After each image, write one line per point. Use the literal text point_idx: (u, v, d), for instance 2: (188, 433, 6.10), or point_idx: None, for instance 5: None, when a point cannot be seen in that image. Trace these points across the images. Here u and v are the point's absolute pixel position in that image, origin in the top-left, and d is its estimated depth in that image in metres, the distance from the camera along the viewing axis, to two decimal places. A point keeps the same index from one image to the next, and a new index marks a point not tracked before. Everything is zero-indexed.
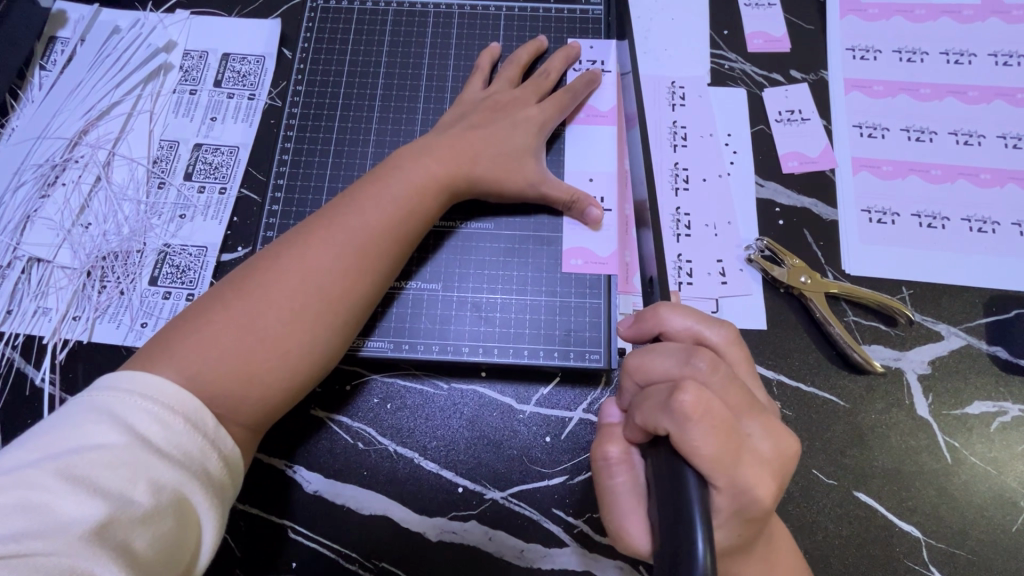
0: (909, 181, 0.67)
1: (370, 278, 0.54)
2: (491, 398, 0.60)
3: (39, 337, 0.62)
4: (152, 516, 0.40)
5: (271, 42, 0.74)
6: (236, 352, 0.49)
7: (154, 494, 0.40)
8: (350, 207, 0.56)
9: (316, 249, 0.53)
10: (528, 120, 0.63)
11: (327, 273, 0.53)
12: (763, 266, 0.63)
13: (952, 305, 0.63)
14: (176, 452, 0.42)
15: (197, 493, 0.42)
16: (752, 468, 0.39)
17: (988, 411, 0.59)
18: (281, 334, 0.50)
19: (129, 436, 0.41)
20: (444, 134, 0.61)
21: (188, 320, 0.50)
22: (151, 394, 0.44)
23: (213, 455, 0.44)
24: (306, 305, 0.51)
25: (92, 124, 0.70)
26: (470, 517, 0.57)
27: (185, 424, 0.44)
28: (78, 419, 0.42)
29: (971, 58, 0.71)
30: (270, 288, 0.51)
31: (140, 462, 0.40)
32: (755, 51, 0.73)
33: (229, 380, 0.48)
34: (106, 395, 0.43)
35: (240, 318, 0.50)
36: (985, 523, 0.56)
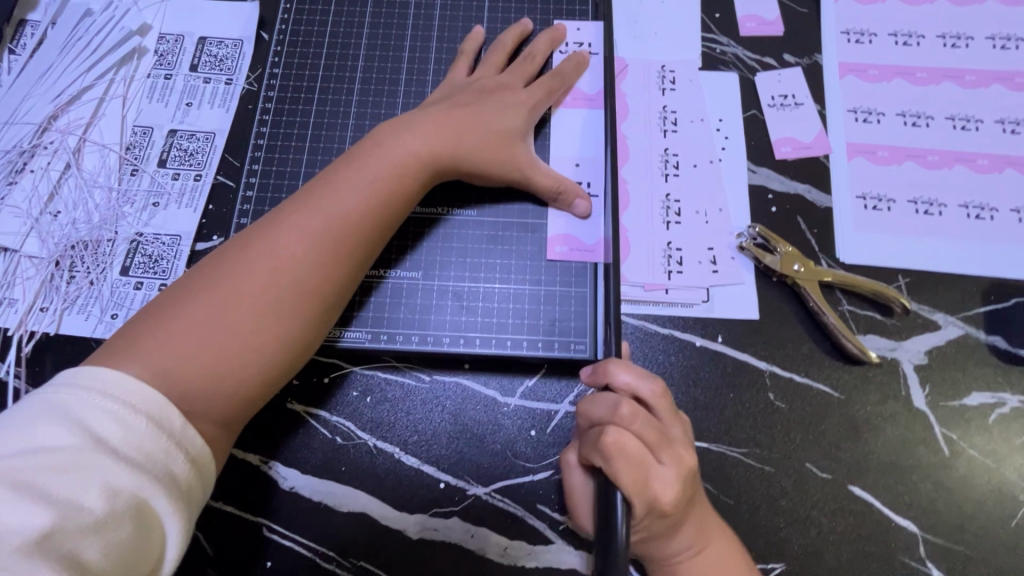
0: (905, 167, 0.65)
1: (345, 266, 0.52)
2: (474, 391, 0.58)
3: (5, 330, 0.59)
4: (106, 523, 0.39)
5: (249, 25, 0.72)
6: (206, 348, 0.47)
7: (108, 499, 0.39)
8: (322, 191, 0.53)
9: (289, 237, 0.51)
10: (513, 103, 0.61)
11: (300, 262, 0.50)
12: (755, 254, 0.61)
13: (950, 293, 0.61)
14: (136, 455, 0.41)
15: (157, 498, 0.41)
16: (660, 489, 0.47)
17: (986, 402, 0.58)
18: (254, 326, 0.48)
19: (86, 437, 0.40)
20: (424, 115, 0.59)
21: (153, 316, 0.48)
22: (112, 391, 0.42)
23: (179, 456, 0.43)
24: (277, 296, 0.49)
25: (62, 109, 0.67)
26: (452, 514, 0.55)
27: (149, 424, 0.42)
28: (35, 417, 0.40)
29: (968, 41, 0.69)
30: (241, 279, 0.49)
31: (95, 467, 0.39)
32: (747, 34, 0.71)
33: (200, 376, 0.46)
34: (63, 393, 0.41)
35: (209, 311, 0.48)
36: (984, 517, 0.55)
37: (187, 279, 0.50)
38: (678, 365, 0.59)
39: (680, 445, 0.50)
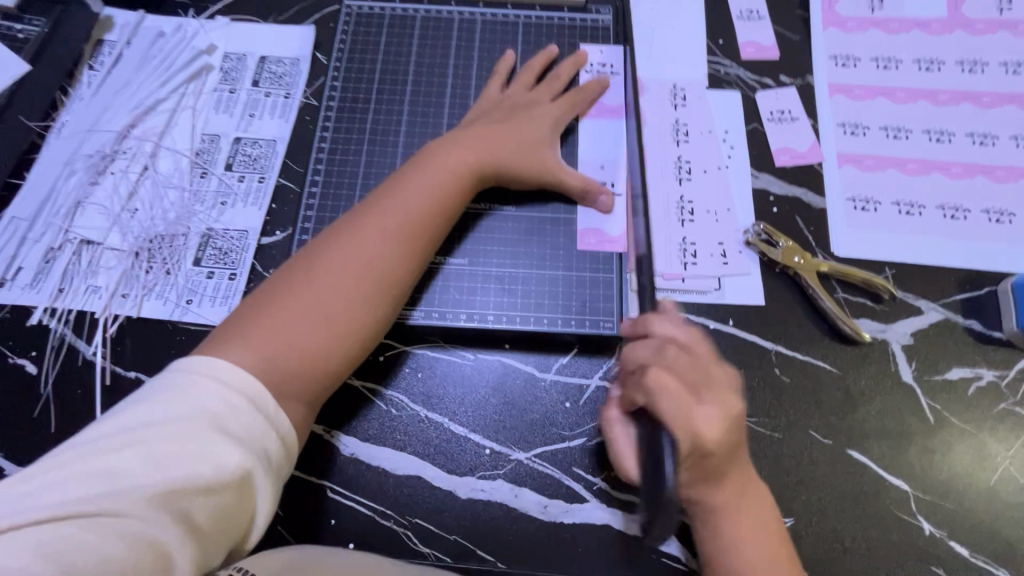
0: (888, 173, 0.74)
1: (411, 264, 0.59)
2: (514, 367, 0.65)
3: (90, 313, 0.66)
4: (215, 489, 0.43)
5: (306, 46, 0.80)
6: (301, 340, 0.53)
7: (217, 468, 0.43)
8: (386, 200, 0.61)
9: (365, 238, 0.58)
10: (542, 115, 0.69)
11: (377, 261, 0.57)
12: (761, 248, 0.69)
13: (931, 283, 0.69)
14: (239, 432, 0.45)
15: (254, 473, 0.46)
16: (703, 426, 0.49)
17: (965, 377, 0.65)
18: (341, 318, 0.55)
19: (199, 413, 0.45)
20: (468, 130, 0.67)
21: (245, 315, 0.53)
22: (220, 375, 0.47)
23: (273, 437, 0.47)
24: (358, 291, 0.56)
25: (139, 119, 0.75)
26: (496, 476, 0.61)
27: (249, 404, 0.47)
28: (153, 395, 0.46)
29: (940, 65, 0.79)
30: (325, 280, 0.55)
31: (208, 442, 0.44)
32: (748, 58, 0.81)
33: (296, 363, 0.52)
34: (180, 376, 0.46)
35: (299, 308, 0.53)
36: (966, 477, 0.62)
37: (270, 282, 0.56)
38: None
39: (722, 389, 0.52)
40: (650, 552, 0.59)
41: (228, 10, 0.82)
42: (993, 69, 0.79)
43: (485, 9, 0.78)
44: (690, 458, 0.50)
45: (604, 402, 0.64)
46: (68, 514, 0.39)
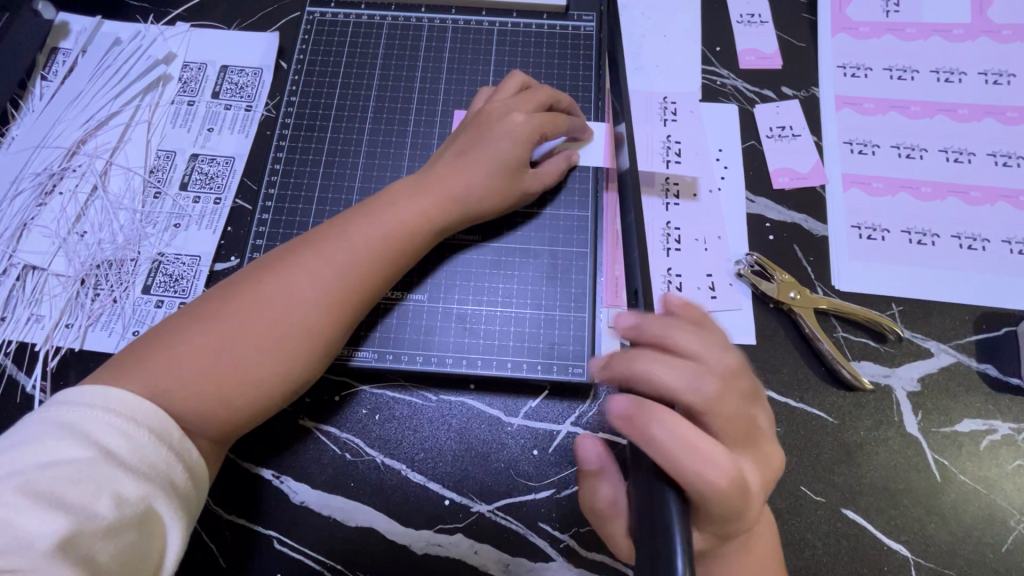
0: (899, 198, 0.67)
1: (347, 309, 0.53)
2: (480, 410, 0.60)
3: (32, 345, 0.62)
4: (117, 528, 0.40)
5: (269, 54, 0.75)
6: (207, 374, 0.48)
7: (116, 505, 0.40)
8: (337, 234, 0.55)
9: (304, 281, 0.52)
10: (513, 137, 0.59)
11: (311, 308, 0.51)
12: (752, 281, 0.63)
13: (942, 322, 0.63)
14: (140, 464, 0.42)
15: (163, 503, 0.42)
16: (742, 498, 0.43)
17: (978, 429, 0.59)
18: (257, 362, 0.49)
19: (92, 446, 0.41)
20: (436, 166, 0.60)
21: (160, 335, 0.50)
22: (115, 406, 0.43)
23: (178, 465, 0.44)
24: (282, 336, 0.50)
25: (91, 134, 0.71)
26: (456, 530, 0.57)
27: (150, 435, 0.43)
28: (40, 434, 0.41)
29: (961, 76, 0.72)
30: (244, 311, 0.50)
31: (104, 475, 0.40)
32: (747, 67, 0.74)
33: (201, 403, 0.47)
34: (65, 410, 0.43)
35: (210, 338, 0.49)
36: (974, 543, 0.56)
37: (198, 299, 0.52)
38: None
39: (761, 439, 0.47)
40: None
41: (189, 16, 0.77)
42: (1020, 81, 0.71)
43: (458, 15, 0.72)
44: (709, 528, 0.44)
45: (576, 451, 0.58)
46: None
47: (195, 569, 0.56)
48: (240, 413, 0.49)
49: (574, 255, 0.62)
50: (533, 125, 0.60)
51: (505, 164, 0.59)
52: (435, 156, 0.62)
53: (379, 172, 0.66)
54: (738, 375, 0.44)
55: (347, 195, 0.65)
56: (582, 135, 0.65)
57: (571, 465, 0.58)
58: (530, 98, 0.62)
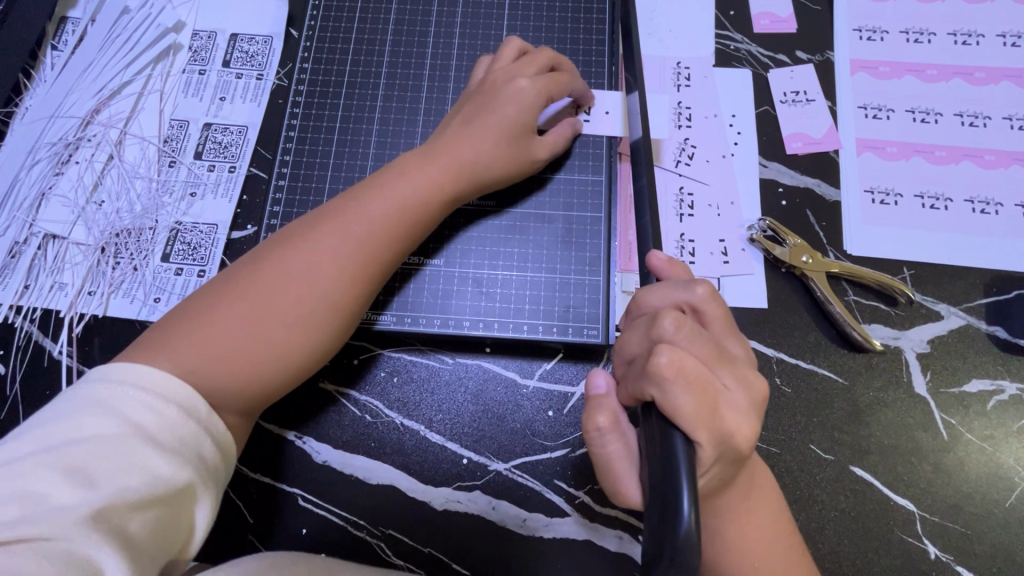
0: (912, 162, 0.67)
1: (362, 282, 0.54)
2: (496, 373, 0.61)
3: (56, 312, 0.64)
4: (150, 503, 0.41)
5: (279, 22, 0.75)
6: (231, 353, 0.49)
7: (147, 480, 0.41)
8: (346, 210, 0.55)
9: (321, 256, 0.52)
10: (518, 104, 0.59)
11: (329, 282, 0.52)
12: (765, 245, 0.63)
13: (953, 285, 0.63)
14: (171, 441, 0.43)
15: (192, 477, 0.44)
16: (728, 419, 0.41)
17: (985, 389, 0.60)
18: (283, 336, 0.50)
19: (125, 423, 0.42)
20: (439, 137, 0.60)
21: (179, 318, 0.50)
22: (147, 384, 0.45)
23: (207, 441, 0.45)
24: (301, 311, 0.51)
25: (104, 104, 0.71)
26: (474, 487, 0.59)
27: (179, 412, 0.45)
28: (75, 411, 0.42)
29: (979, 38, 0.71)
30: (262, 290, 0.51)
31: (136, 451, 0.41)
32: (761, 31, 0.73)
33: (228, 380, 0.48)
34: (99, 387, 0.44)
35: (231, 319, 0.50)
36: (979, 498, 0.57)
37: (216, 281, 0.53)
38: None
39: (743, 367, 0.45)
40: (634, 568, 0.56)
41: None
42: None
43: None
44: (718, 465, 0.42)
45: None
46: None
47: (223, 525, 0.58)
48: (266, 386, 0.50)
49: (588, 220, 0.63)
50: (538, 88, 0.60)
51: (510, 131, 0.59)
52: (438, 127, 0.62)
53: (393, 140, 0.66)
54: (705, 306, 0.45)
55: (361, 161, 0.65)
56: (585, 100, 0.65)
57: None
58: (535, 66, 0.61)
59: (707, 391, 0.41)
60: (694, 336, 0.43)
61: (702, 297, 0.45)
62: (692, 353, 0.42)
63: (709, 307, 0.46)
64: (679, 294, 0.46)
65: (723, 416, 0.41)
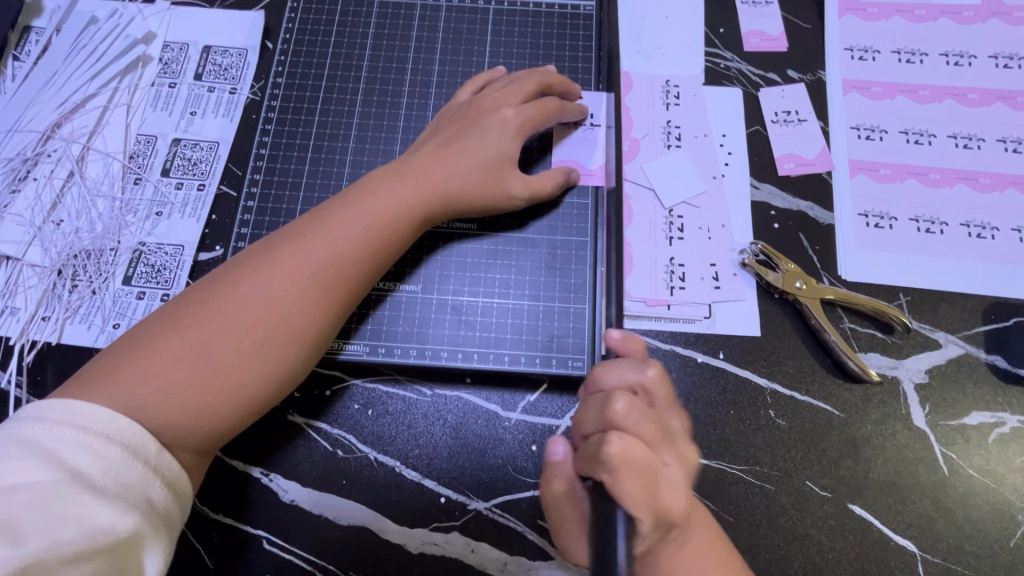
0: (906, 185, 0.66)
1: (326, 303, 0.50)
2: (476, 405, 0.58)
3: (6, 338, 0.59)
4: (88, 554, 0.38)
5: (255, 34, 0.72)
6: (184, 387, 0.45)
7: (85, 532, 0.38)
8: (315, 228, 0.52)
9: (284, 279, 0.49)
10: (500, 128, 0.58)
11: (294, 306, 0.49)
12: (757, 270, 0.61)
13: (950, 312, 0.61)
14: (114, 485, 0.40)
15: (139, 524, 0.40)
16: (665, 498, 0.43)
17: (986, 422, 0.58)
18: (240, 367, 0.47)
19: (58, 468, 0.39)
20: (415, 155, 0.57)
21: (125, 350, 0.46)
22: (88, 424, 0.41)
23: (156, 481, 0.42)
24: (260, 337, 0.48)
25: (66, 117, 0.67)
26: (452, 528, 0.55)
27: (124, 453, 0.41)
28: (4, 455, 0.39)
29: (970, 60, 0.70)
30: (219, 317, 0.47)
31: (71, 499, 0.38)
32: (752, 50, 0.71)
33: (182, 414, 0.45)
34: (32, 428, 0.40)
35: (184, 351, 0.46)
36: (981, 537, 0.55)
37: (170, 306, 0.49)
38: (677, 382, 0.59)
39: (682, 443, 0.47)
40: None
41: None
42: None
43: None
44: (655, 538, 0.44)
45: None
46: None
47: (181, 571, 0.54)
48: (225, 419, 0.47)
49: (572, 245, 0.60)
50: (521, 119, 0.58)
51: (489, 156, 0.57)
52: (414, 145, 0.59)
53: (371, 158, 0.63)
54: (658, 388, 0.47)
55: (337, 179, 0.62)
56: (580, 115, 0.63)
57: None
58: (523, 93, 0.60)
59: (651, 475, 0.43)
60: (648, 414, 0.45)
61: (653, 383, 0.47)
62: (640, 437, 0.44)
63: (659, 390, 0.47)
64: (631, 375, 0.48)
65: (664, 496, 0.43)
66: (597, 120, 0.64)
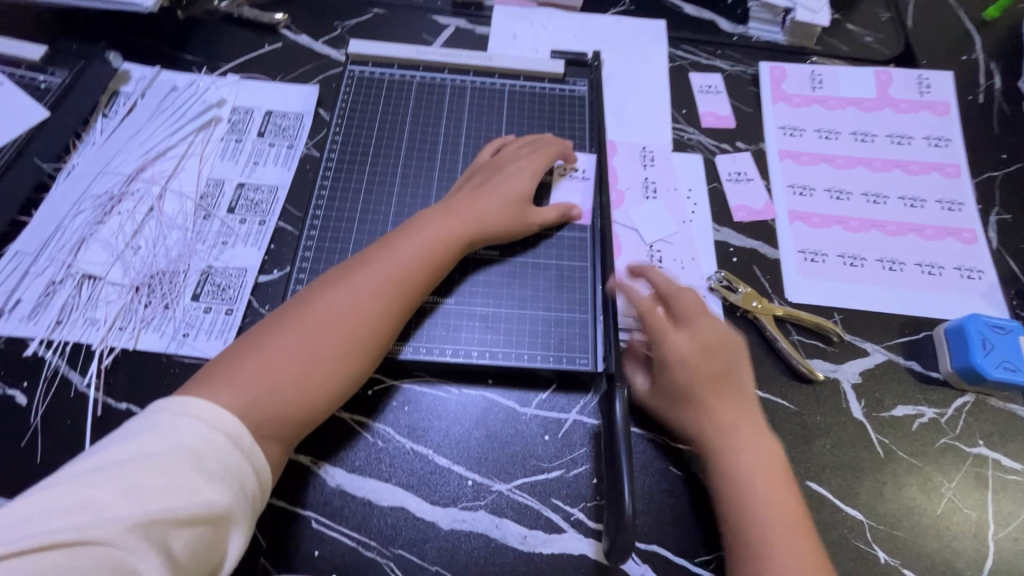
0: (833, 230, 0.83)
1: (399, 315, 0.63)
2: (497, 401, 0.69)
3: (86, 345, 0.68)
4: (190, 523, 0.45)
5: (310, 103, 0.87)
6: (293, 385, 0.56)
7: (191, 502, 0.46)
8: (379, 257, 0.64)
9: (357, 295, 0.61)
10: (519, 176, 0.74)
11: (366, 318, 0.60)
12: (722, 293, 0.76)
13: (875, 328, 0.77)
14: (215, 466, 0.48)
15: (231, 503, 0.48)
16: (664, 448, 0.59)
17: (909, 414, 0.72)
18: (325, 369, 0.57)
19: (178, 447, 0.48)
20: (453, 198, 0.71)
21: (230, 360, 0.56)
22: (201, 414, 0.50)
23: (247, 469, 0.50)
24: (340, 343, 0.59)
25: (148, 164, 0.80)
26: (478, 507, 0.64)
27: (226, 441, 0.50)
28: (139, 434, 0.48)
29: (873, 137, 0.91)
30: (318, 328, 0.58)
31: (184, 473, 0.46)
32: (708, 127, 0.91)
33: (292, 405, 0.55)
34: (161, 414, 0.50)
35: (292, 355, 0.57)
36: (914, 508, 0.67)
37: (262, 324, 0.60)
38: None
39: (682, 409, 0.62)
40: None
41: (239, 70, 0.90)
42: (917, 143, 0.90)
43: (475, 77, 0.87)
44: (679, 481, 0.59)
45: (582, 435, 0.67)
46: (50, 544, 0.41)
47: None
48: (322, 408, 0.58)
49: (576, 271, 0.74)
50: (534, 168, 0.75)
51: (511, 197, 0.72)
52: (451, 191, 0.74)
53: (410, 200, 0.77)
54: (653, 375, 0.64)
55: (383, 216, 0.76)
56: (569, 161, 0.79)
57: (579, 446, 0.67)
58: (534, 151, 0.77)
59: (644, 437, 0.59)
60: (717, 365, 0.65)
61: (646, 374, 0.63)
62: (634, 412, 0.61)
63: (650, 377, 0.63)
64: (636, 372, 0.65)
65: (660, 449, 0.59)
66: (586, 173, 0.80)
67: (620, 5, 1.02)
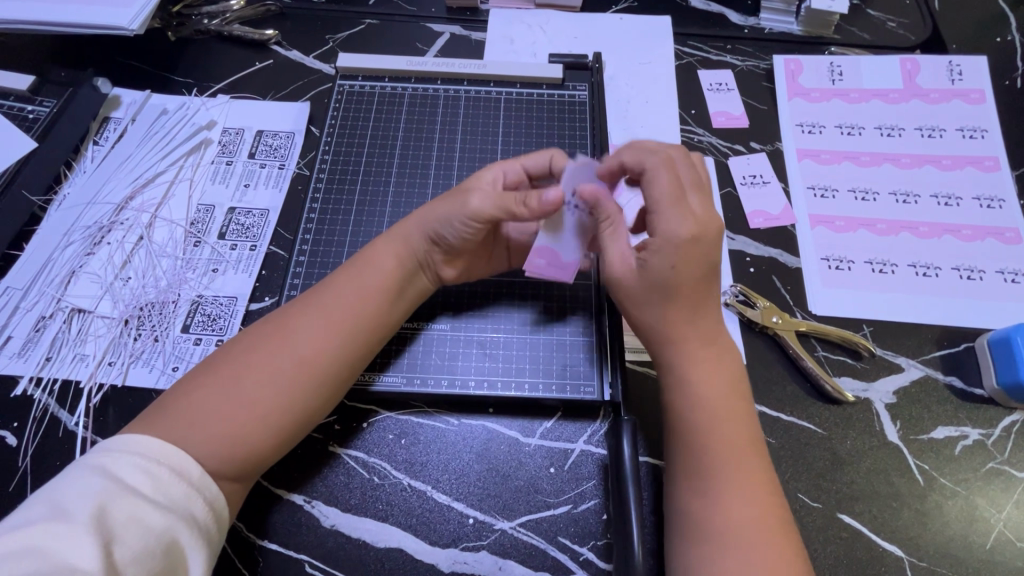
0: (859, 234, 0.77)
1: (342, 347, 0.57)
2: (499, 432, 0.65)
3: (76, 382, 0.66)
4: (145, 559, 0.43)
5: (300, 120, 0.85)
6: (228, 418, 0.52)
7: (144, 538, 0.44)
8: (332, 284, 0.60)
9: (304, 324, 0.57)
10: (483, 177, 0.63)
11: (308, 345, 0.56)
12: (739, 309, 0.70)
13: (909, 341, 0.70)
14: (165, 499, 0.46)
15: (185, 534, 0.46)
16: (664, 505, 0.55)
17: (952, 435, 0.65)
18: (262, 399, 0.53)
19: (120, 485, 0.45)
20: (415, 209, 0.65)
21: (176, 394, 0.54)
22: (143, 451, 0.48)
23: (198, 499, 0.48)
24: (281, 374, 0.54)
25: (137, 191, 0.78)
26: (480, 547, 0.60)
27: (171, 474, 0.48)
28: (78, 476, 0.46)
29: (900, 131, 0.84)
30: (261, 353, 0.55)
31: (132, 509, 0.44)
32: (719, 127, 0.85)
33: (221, 436, 0.51)
34: (100, 455, 0.47)
35: (230, 388, 0.53)
36: (960, 542, 0.60)
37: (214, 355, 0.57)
38: None
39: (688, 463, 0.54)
40: None
41: (229, 90, 0.88)
42: (950, 135, 0.83)
43: (469, 86, 0.83)
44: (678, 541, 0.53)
45: (590, 468, 0.63)
46: None
47: None
48: (262, 444, 0.53)
49: (579, 290, 0.70)
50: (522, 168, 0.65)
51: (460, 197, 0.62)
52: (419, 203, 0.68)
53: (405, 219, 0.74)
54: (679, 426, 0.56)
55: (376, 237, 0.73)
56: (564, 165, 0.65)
57: (587, 480, 0.62)
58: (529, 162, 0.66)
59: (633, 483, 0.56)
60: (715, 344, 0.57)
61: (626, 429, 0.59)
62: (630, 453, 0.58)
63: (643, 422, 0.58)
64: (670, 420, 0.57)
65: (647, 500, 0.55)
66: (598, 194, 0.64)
67: (621, 2, 0.97)
